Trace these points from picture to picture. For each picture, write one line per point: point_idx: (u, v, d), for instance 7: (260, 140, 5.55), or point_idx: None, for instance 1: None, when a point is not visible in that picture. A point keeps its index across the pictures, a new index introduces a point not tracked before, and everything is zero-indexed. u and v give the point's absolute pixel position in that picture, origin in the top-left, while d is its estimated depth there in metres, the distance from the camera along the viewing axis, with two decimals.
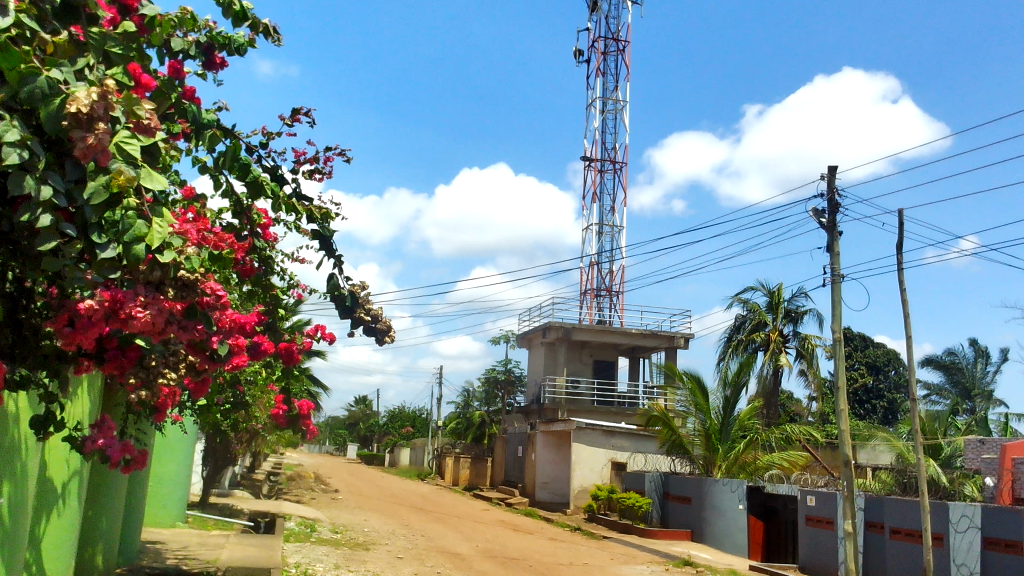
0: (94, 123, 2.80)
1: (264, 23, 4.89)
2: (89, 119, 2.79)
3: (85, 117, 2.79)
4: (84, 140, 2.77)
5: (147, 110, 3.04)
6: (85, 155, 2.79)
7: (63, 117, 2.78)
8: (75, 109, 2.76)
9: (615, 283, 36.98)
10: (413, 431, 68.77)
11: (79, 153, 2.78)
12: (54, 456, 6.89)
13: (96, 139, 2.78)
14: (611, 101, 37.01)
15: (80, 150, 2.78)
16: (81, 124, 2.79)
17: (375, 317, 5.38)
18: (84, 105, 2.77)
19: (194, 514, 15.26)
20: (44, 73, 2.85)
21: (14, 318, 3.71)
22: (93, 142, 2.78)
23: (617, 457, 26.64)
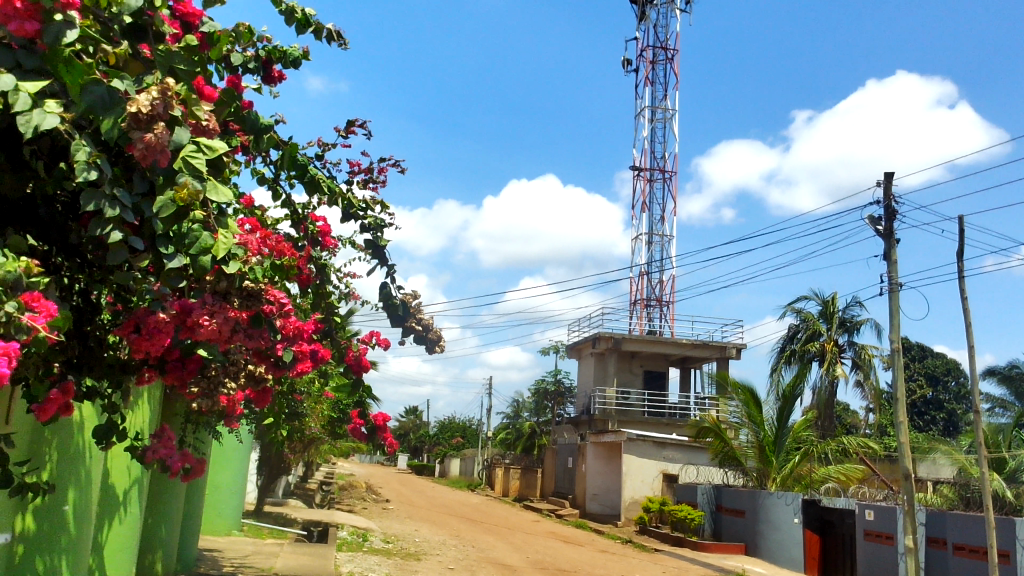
0: (153, 123, 2.82)
1: (327, 29, 4.95)
2: (149, 119, 2.82)
3: (145, 117, 2.82)
4: (142, 139, 2.78)
5: (203, 112, 3.15)
6: (144, 157, 2.79)
7: (123, 117, 2.81)
8: (136, 109, 2.80)
9: (665, 293, 36.74)
10: (463, 443, 69.47)
11: (138, 152, 2.77)
12: (116, 464, 7.08)
13: (154, 138, 2.79)
14: (660, 110, 36.82)
15: (138, 149, 2.78)
16: (139, 123, 2.81)
17: (426, 327, 5.41)
18: (144, 104, 2.80)
19: (249, 522, 15.53)
20: (105, 83, 2.85)
21: (80, 329, 3.79)
22: (152, 141, 2.79)
23: (668, 469, 26.40)
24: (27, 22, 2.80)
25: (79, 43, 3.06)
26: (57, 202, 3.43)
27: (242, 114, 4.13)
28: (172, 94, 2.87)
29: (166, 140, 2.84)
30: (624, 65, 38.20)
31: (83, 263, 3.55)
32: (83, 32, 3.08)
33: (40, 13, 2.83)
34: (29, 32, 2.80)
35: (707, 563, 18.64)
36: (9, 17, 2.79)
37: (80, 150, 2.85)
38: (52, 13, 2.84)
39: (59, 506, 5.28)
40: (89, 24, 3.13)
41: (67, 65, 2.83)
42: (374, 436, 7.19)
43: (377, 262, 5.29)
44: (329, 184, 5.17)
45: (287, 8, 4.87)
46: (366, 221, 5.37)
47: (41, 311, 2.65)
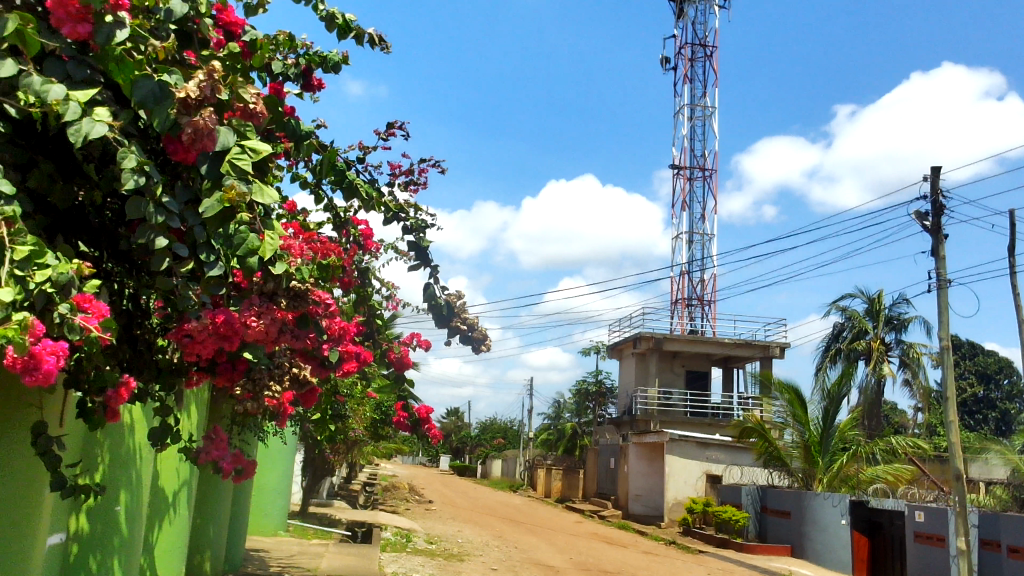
0: (200, 108, 2.91)
1: (368, 33, 4.98)
2: (197, 104, 2.91)
3: (192, 102, 2.91)
4: (191, 123, 2.86)
5: (251, 95, 3.15)
6: (192, 142, 2.86)
7: (172, 103, 2.88)
8: (185, 95, 2.89)
9: (706, 292, 36.42)
10: (505, 445, 69.65)
11: (186, 138, 2.85)
12: (166, 465, 7.23)
13: (203, 122, 2.87)
14: (699, 108, 36.48)
15: (186, 134, 2.85)
16: (186, 109, 2.90)
17: (471, 326, 5.41)
18: (193, 89, 2.90)
19: (294, 522, 15.73)
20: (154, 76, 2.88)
21: (130, 333, 3.87)
22: (201, 124, 2.86)
23: (712, 469, 26.16)
24: (79, 24, 2.82)
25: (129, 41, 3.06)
26: (108, 210, 3.49)
27: (283, 121, 4.19)
28: (217, 79, 2.96)
29: (213, 127, 2.90)
30: (662, 63, 37.97)
31: (132, 269, 3.59)
32: (132, 32, 3.07)
33: (91, 16, 2.84)
34: (82, 35, 2.83)
35: (752, 565, 18.41)
36: (61, 21, 2.82)
37: (128, 156, 2.89)
38: (102, 15, 2.86)
39: (112, 507, 5.40)
40: (139, 24, 3.13)
41: None
42: (417, 427, 7.18)
43: (421, 263, 5.31)
44: (368, 189, 5.20)
45: (328, 14, 4.92)
46: (409, 223, 5.39)
47: (92, 312, 2.69)
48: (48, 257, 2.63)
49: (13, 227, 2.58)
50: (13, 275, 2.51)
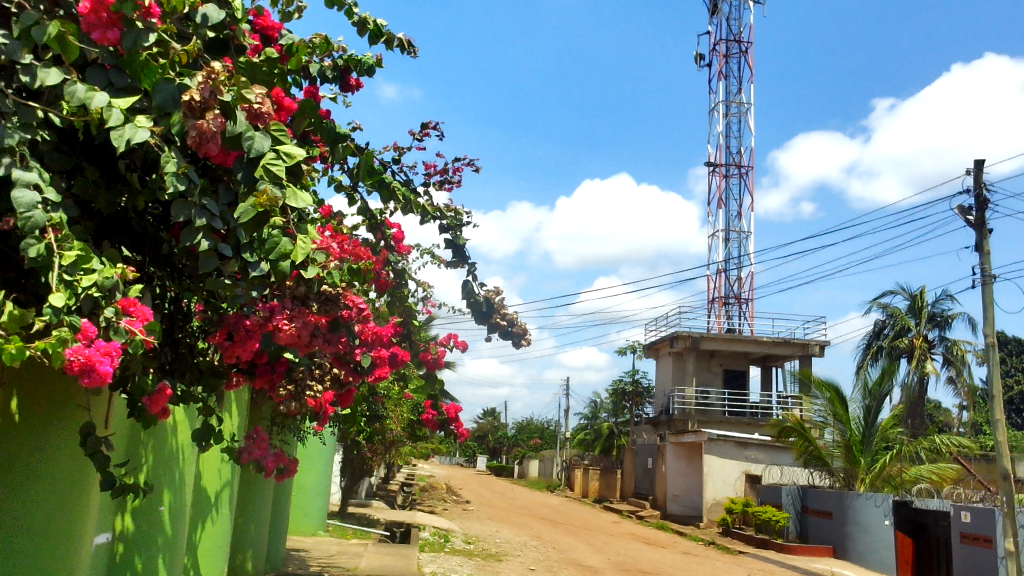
0: (206, 111, 2.90)
1: (398, 37, 5.01)
2: (202, 108, 2.91)
3: (199, 106, 2.91)
4: (196, 127, 2.87)
5: (258, 96, 3.02)
6: (198, 145, 2.87)
7: (180, 107, 2.91)
8: (190, 97, 2.90)
9: (744, 290, 36.07)
10: (542, 444, 69.72)
11: (192, 141, 2.87)
12: (208, 466, 7.34)
13: (206, 127, 2.86)
14: (734, 104, 36.15)
15: (192, 137, 2.87)
16: (193, 113, 2.91)
17: (511, 322, 5.40)
18: (196, 92, 2.89)
19: (334, 522, 15.88)
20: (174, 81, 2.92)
21: (172, 336, 3.93)
22: (204, 128, 2.86)
23: (751, 469, 25.90)
24: (108, 30, 2.85)
25: (155, 48, 3.10)
26: (149, 215, 3.55)
27: (320, 124, 4.21)
28: (221, 80, 2.92)
29: (220, 129, 2.90)
30: (697, 60, 37.71)
31: (173, 272, 3.65)
32: (159, 38, 3.10)
33: (121, 22, 2.88)
34: (111, 40, 2.85)
35: (793, 565, 18.20)
36: (90, 26, 2.84)
37: (169, 159, 2.94)
38: (133, 21, 2.90)
39: (156, 508, 5.48)
40: (168, 29, 3.14)
41: (143, 67, 2.94)
42: (445, 425, 7.22)
43: (459, 261, 5.33)
44: (405, 190, 5.22)
45: (360, 19, 4.95)
46: (446, 222, 5.41)
47: (137, 315, 2.73)
48: (94, 262, 2.68)
49: (60, 234, 2.64)
50: (60, 280, 2.59)
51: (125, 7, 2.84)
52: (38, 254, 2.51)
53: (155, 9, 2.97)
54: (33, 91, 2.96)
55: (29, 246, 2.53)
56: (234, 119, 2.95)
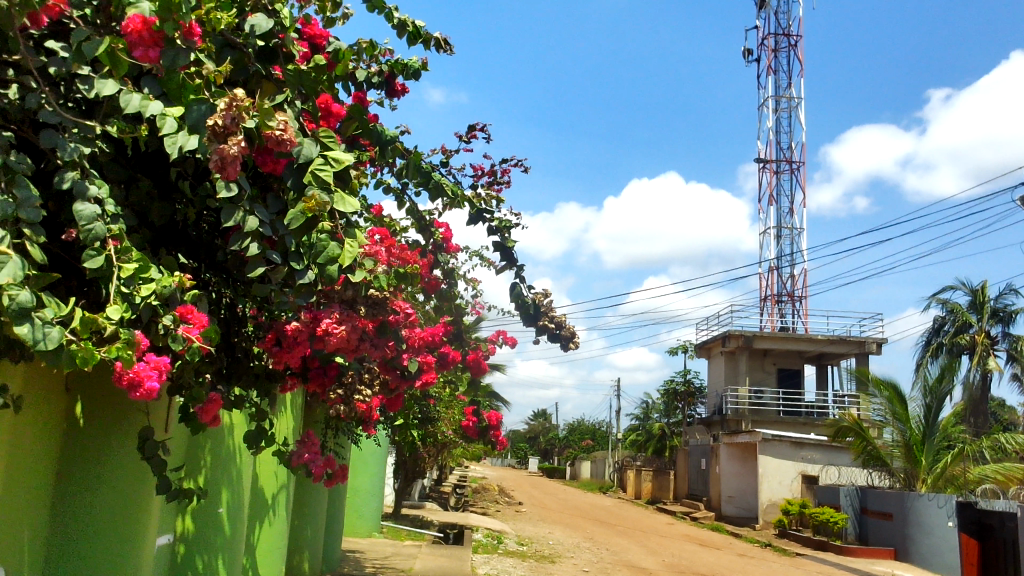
0: (230, 136, 2.77)
1: (434, 36, 4.97)
2: (227, 132, 2.77)
3: (223, 131, 2.77)
4: (218, 151, 2.75)
5: (280, 122, 2.89)
6: (220, 170, 2.75)
7: (204, 132, 2.78)
8: (213, 123, 2.75)
9: (797, 287, 35.49)
10: (593, 445, 69.63)
11: (215, 165, 2.75)
12: (264, 469, 7.46)
13: (231, 151, 2.74)
14: (784, 99, 35.61)
15: (215, 162, 2.76)
16: (217, 137, 2.77)
17: (559, 324, 5.38)
18: (219, 117, 2.75)
19: (387, 524, 16.03)
20: (206, 101, 2.84)
21: (228, 341, 4.01)
22: (227, 153, 2.74)
23: (807, 470, 25.45)
24: (150, 49, 2.82)
25: (193, 67, 3.13)
26: (204, 223, 3.64)
27: (370, 128, 4.22)
28: (243, 107, 2.78)
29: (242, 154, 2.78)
30: (745, 55, 37.25)
31: (227, 279, 3.73)
32: (197, 58, 3.15)
33: (162, 41, 2.84)
34: (152, 58, 2.81)
35: (852, 568, 17.82)
36: (133, 45, 2.80)
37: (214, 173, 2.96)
38: (173, 40, 2.85)
39: (215, 509, 5.58)
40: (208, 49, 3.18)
41: (178, 84, 2.88)
42: (487, 433, 7.13)
43: (507, 264, 5.33)
44: (453, 188, 5.23)
45: (401, 21, 4.93)
46: (495, 223, 5.41)
47: (194, 322, 2.80)
48: (152, 272, 2.72)
49: (119, 245, 2.67)
50: (119, 292, 2.62)
51: (168, 25, 2.79)
52: (97, 264, 2.57)
53: (196, 28, 2.94)
54: (89, 103, 3.03)
55: (90, 258, 2.58)
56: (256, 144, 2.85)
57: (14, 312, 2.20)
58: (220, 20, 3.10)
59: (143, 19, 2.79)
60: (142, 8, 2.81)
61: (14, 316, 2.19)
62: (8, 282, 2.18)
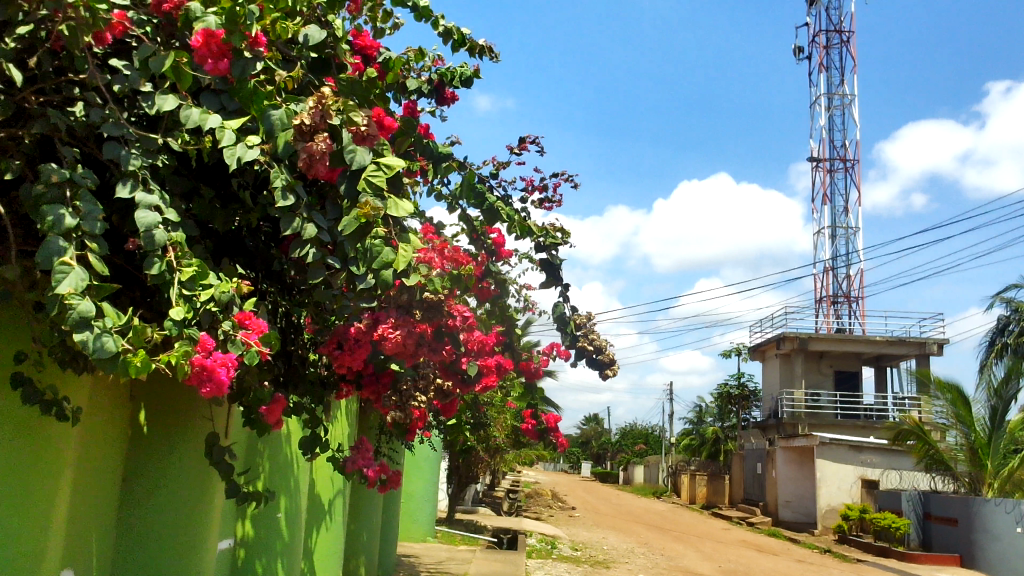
0: (315, 134, 2.97)
1: (481, 44, 5.00)
2: (311, 131, 2.98)
3: (307, 130, 2.98)
4: (305, 150, 2.94)
5: (363, 118, 2.99)
6: (307, 166, 2.94)
7: (290, 131, 2.97)
8: (299, 122, 2.96)
9: (853, 288, 34.81)
10: (647, 449, 69.12)
11: (301, 163, 2.93)
12: (320, 474, 7.55)
13: (316, 149, 2.93)
14: (837, 97, 35.00)
15: (302, 160, 2.93)
16: (303, 136, 2.97)
17: (598, 348, 5.20)
18: (306, 117, 2.96)
19: (442, 530, 16.11)
20: (282, 107, 2.98)
21: (285, 349, 4.08)
22: (314, 150, 2.93)
23: (867, 474, 24.87)
24: (219, 60, 2.88)
25: (262, 74, 3.16)
26: (262, 233, 3.69)
27: (421, 143, 4.23)
28: (330, 104, 2.99)
29: (329, 151, 2.96)
30: (796, 53, 36.72)
31: (283, 288, 3.80)
32: (266, 66, 3.18)
33: (231, 52, 2.91)
34: (222, 70, 2.90)
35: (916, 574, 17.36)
36: (202, 57, 2.87)
37: (279, 177, 3.00)
38: (241, 51, 2.94)
39: (274, 515, 5.66)
40: (274, 57, 3.22)
41: (251, 94, 2.97)
42: (546, 435, 7.08)
43: (551, 282, 5.31)
44: (508, 211, 5.17)
45: (445, 28, 4.97)
46: (542, 241, 5.38)
47: (252, 328, 2.83)
48: (211, 278, 2.77)
49: (180, 252, 2.73)
50: (181, 295, 2.68)
51: (234, 37, 2.88)
52: (158, 271, 2.63)
53: (261, 38, 3.02)
54: (151, 117, 3.10)
55: (151, 263, 2.64)
56: (341, 140, 2.99)
57: (74, 321, 2.25)
58: (284, 28, 3.18)
59: (210, 33, 2.84)
60: (209, 20, 2.86)
61: (74, 325, 2.24)
62: (69, 292, 2.25)
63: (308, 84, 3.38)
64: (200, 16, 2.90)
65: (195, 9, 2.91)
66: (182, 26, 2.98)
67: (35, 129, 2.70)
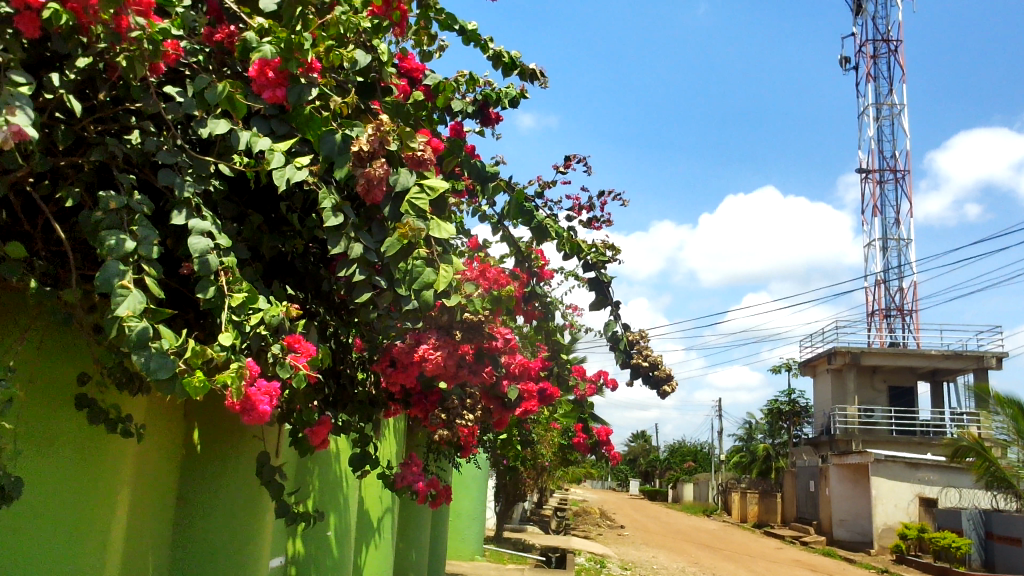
0: (374, 160, 2.98)
1: (529, 67, 5.03)
2: (369, 156, 2.98)
3: (366, 155, 2.98)
4: (364, 174, 2.95)
5: (421, 144, 3.08)
6: (366, 192, 2.95)
7: (347, 157, 2.95)
8: (358, 147, 2.96)
9: (906, 301, 34.08)
10: (696, 466, 68.29)
11: (361, 188, 2.94)
12: (369, 492, 7.60)
13: (374, 176, 2.94)
14: (885, 106, 34.47)
15: (361, 185, 2.94)
16: (362, 162, 2.98)
17: (654, 365, 4.66)
18: (364, 143, 2.97)
19: (490, 548, 16.07)
20: (339, 132, 2.95)
21: (334, 368, 4.14)
22: (372, 176, 2.94)
23: (925, 492, 24.18)
24: (276, 88, 3.00)
25: (318, 100, 3.18)
26: (311, 254, 3.73)
27: (468, 163, 4.28)
28: (388, 132, 3.01)
29: (385, 176, 2.98)
30: (842, 63, 36.27)
31: (333, 306, 3.85)
32: (321, 92, 3.20)
33: (287, 79, 3.00)
34: (279, 97, 2.99)
35: None
36: (260, 85, 3.00)
37: (327, 200, 3.07)
38: (297, 77, 3.00)
39: (323, 532, 5.72)
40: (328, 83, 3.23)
41: (308, 119, 2.98)
42: (597, 447, 7.02)
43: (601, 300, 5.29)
44: (557, 230, 5.17)
45: (495, 52, 5.01)
46: (590, 258, 5.32)
47: (301, 351, 2.87)
48: (261, 301, 2.81)
49: (231, 276, 2.77)
50: (230, 320, 2.73)
51: (291, 64, 2.96)
52: (210, 295, 2.68)
53: (316, 63, 3.09)
54: (204, 141, 3.18)
55: (204, 288, 2.69)
56: (397, 165, 3.04)
57: (132, 343, 2.31)
58: (340, 56, 3.22)
59: (265, 62, 2.97)
60: (265, 50, 2.97)
61: (131, 348, 2.29)
62: (127, 314, 2.29)
63: (364, 111, 3.34)
64: (256, 46, 3.00)
65: (251, 39, 3.00)
66: (240, 56, 3.07)
67: (93, 156, 2.78)
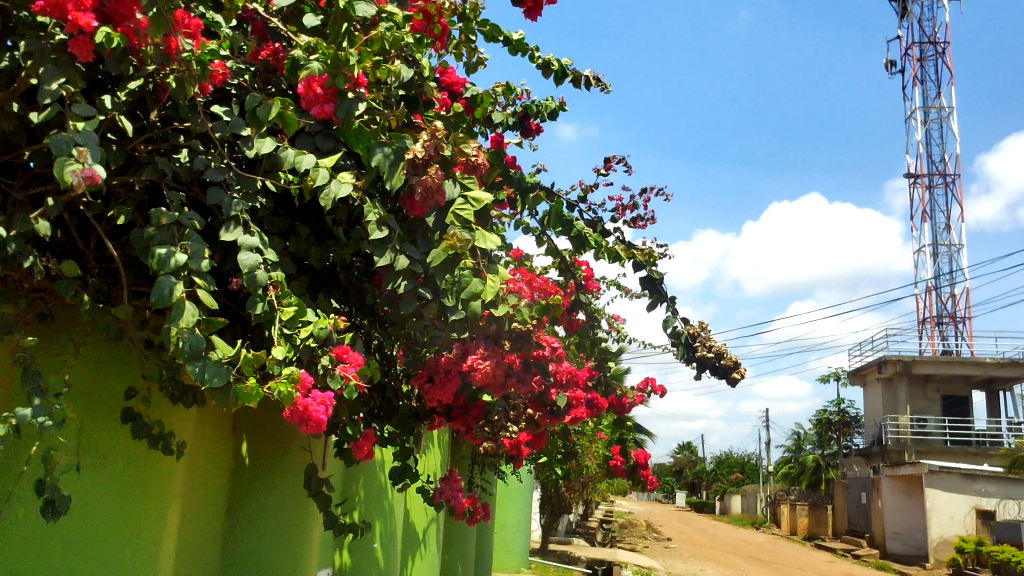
0: (427, 166, 2.99)
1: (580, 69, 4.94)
2: (423, 163, 3.00)
3: (420, 162, 3.00)
4: (421, 183, 2.96)
5: (473, 149, 3.21)
6: (424, 200, 2.97)
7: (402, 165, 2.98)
8: (412, 155, 2.97)
9: (959, 308, 33.33)
10: (743, 479, 67.36)
11: (419, 197, 2.97)
12: (414, 505, 7.63)
13: (430, 181, 2.95)
14: (934, 109, 33.82)
15: (419, 193, 2.97)
16: (415, 169, 2.99)
17: (720, 355, 4.48)
18: (420, 150, 2.99)
19: (536, 561, 16.02)
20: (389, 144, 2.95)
21: (379, 382, 4.21)
22: (429, 183, 2.95)
23: (982, 505, 23.48)
24: (325, 104, 3.02)
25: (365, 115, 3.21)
26: (355, 266, 3.74)
27: (509, 174, 4.29)
28: (442, 138, 3.01)
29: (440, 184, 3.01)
30: (888, 67, 35.70)
31: (374, 319, 3.87)
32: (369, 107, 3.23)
33: (335, 95, 3.03)
34: (327, 113, 3.02)
35: None
36: (310, 102, 3.03)
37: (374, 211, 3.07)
38: (344, 92, 3.04)
39: (370, 543, 5.75)
40: (376, 97, 3.26)
41: (356, 133, 3.01)
42: (635, 471, 6.98)
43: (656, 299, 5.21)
44: (598, 237, 5.17)
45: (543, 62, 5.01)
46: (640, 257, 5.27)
47: (350, 362, 2.90)
48: (309, 315, 2.84)
49: (279, 289, 2.81)
50: (281, 334, 2.77)
51: (339, 79, 2.99)
52: (260, 309, 2.71)
53: (362, 78, 3.12)
54: (250, 158, 3.23)
55: (254, 303, 2.73)
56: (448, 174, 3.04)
57: (186, 352, 2.34)
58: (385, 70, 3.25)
59: (313, 79, 3.00)
60: (313, 67, 3.01)
61: (187, 358, 2.33)
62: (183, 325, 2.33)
63: (408, 125, 3.36)
64: (303, 63, 3.06)
65: (300, 56, 3.06)
66: (288, 75, 3.14)
67: (144, 175, 2.84)
